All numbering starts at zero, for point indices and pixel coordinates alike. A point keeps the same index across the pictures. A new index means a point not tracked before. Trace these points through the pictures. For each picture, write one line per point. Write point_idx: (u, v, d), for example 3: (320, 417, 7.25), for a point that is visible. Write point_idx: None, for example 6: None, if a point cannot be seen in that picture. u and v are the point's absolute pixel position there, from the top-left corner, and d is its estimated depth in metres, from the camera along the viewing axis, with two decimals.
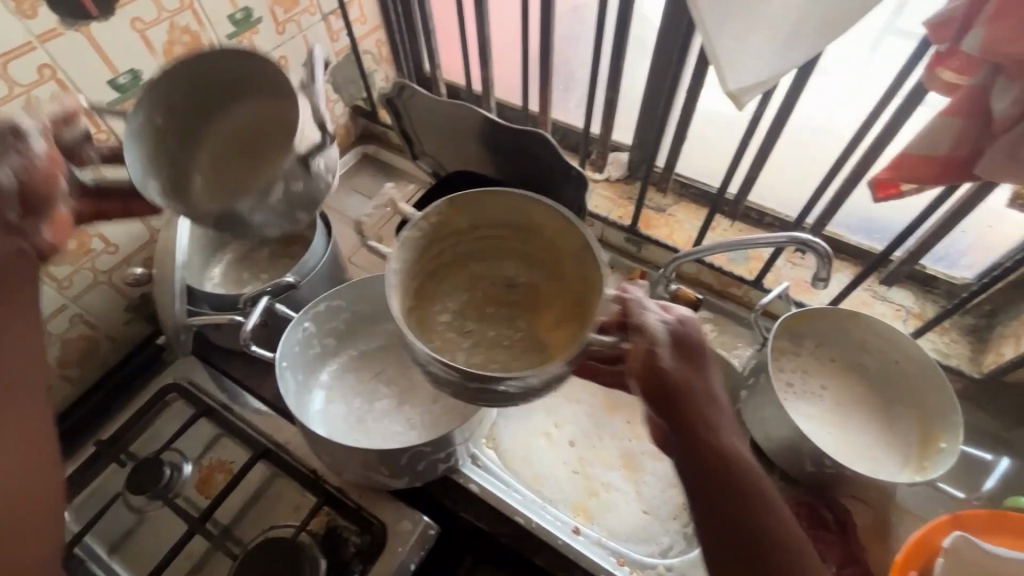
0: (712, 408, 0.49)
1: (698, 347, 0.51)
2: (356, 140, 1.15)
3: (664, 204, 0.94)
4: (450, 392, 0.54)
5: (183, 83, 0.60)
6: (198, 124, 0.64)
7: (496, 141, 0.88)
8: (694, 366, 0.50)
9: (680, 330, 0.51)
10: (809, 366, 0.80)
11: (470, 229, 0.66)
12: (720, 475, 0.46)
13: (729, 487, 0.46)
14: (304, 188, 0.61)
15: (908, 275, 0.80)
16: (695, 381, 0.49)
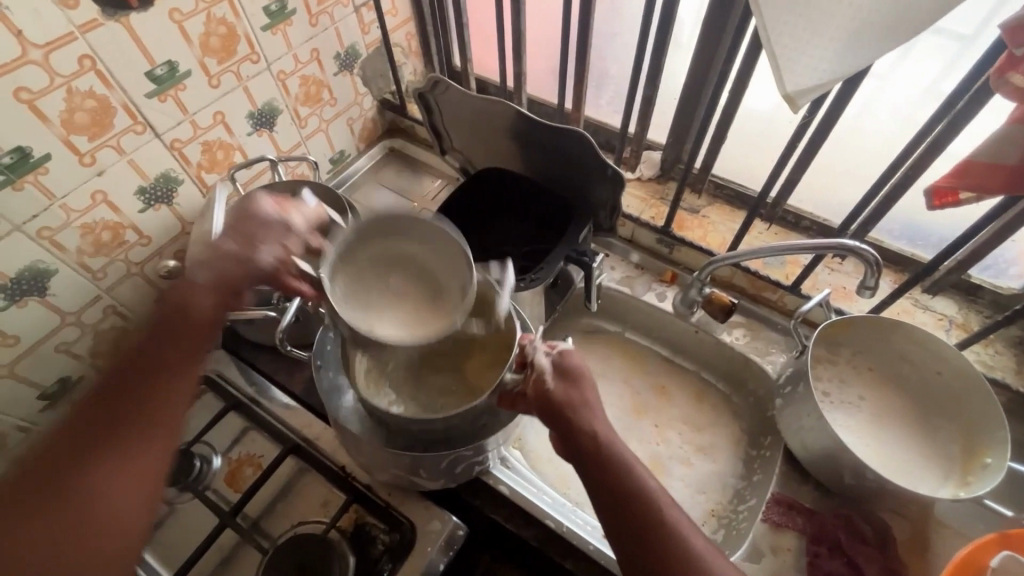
0: (599, 415, 0.55)
1: (580, 367, 0.58)
2: (383, 133, 1.13)
3: (698, 205, 0.93)
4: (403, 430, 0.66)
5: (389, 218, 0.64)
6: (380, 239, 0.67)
7: (530, 137, 0.87)
8: (579, 386, 0.57)
9: (565, 358, 0.58)
10: (846, 375, 0.78)
11: None
12: (600, 470, 0.51)
13: (610, 483, 0.51)
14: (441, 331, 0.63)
15: (952, 283, 0.78)
16: (580, 398, 0.56)
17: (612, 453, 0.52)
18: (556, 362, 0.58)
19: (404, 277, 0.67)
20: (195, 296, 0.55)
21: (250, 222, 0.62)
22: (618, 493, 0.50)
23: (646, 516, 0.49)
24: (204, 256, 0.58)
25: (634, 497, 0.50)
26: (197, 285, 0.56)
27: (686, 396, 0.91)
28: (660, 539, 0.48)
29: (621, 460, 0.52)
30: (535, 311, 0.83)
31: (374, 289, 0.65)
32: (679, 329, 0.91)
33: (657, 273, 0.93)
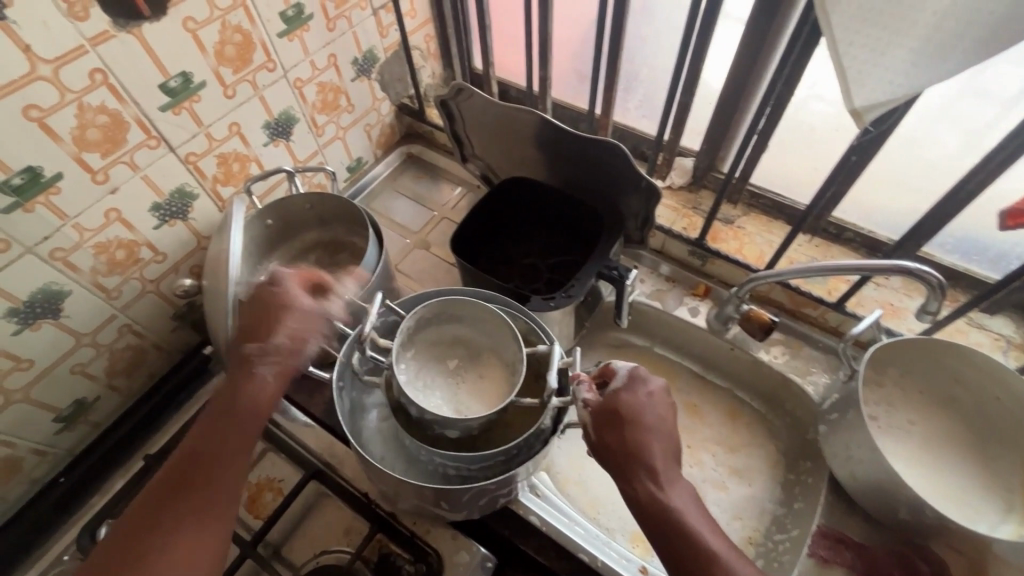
0: (650, 466, 0.54)
1: (618, 408, 0.56)
2: (400, 138, 1.10)
3: (733, 215, 0.88)
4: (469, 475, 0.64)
5: (439, 313, 0.71)
6: (433, 330, 0.72)
7: (558, 146, 0.82)
8: (618, 431, 0.55)
9: (601, 403, 0.57)
10: (893, 399, 0.74)
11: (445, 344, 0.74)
12: (648, 522, 0.52)
13: (660, 538, 0.52)
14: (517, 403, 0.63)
15: (1011, 302, 0.73)
16: (620, 446, 0.55)
17: (659, 511, 0.52)
18: (601, 403, 0.57)
19: (458, 355, 0.72)
20: (258, 395, 0.55)
21: (295, 312, 0.58)
22: (667, 549, 0.51)
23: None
24: (259, 351, 0.56)
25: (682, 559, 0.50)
26: (256, 380, 0.56)
27: (720, 414, 0.87)
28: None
29: (670, 518, 0.51)
30: (563, 329, 0.80)
31: (434, 369, 0.71)
32: (713, 345, 0.87)
33: (689, 286, 0.89)
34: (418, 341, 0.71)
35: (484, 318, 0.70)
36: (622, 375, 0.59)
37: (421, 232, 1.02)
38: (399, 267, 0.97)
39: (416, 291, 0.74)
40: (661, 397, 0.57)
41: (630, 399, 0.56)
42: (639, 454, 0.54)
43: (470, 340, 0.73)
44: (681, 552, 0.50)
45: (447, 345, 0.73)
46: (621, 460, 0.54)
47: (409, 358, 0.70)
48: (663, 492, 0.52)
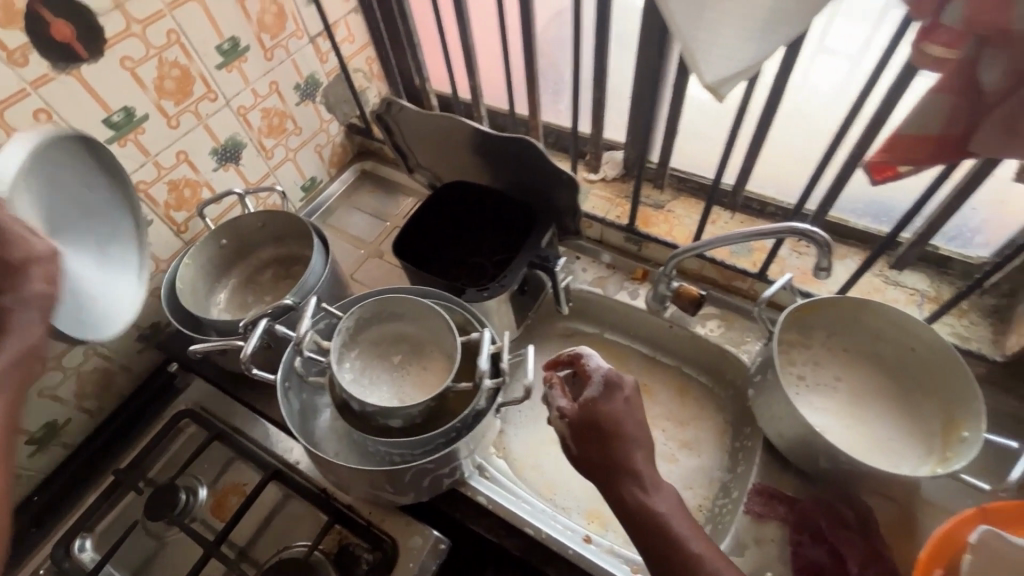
0: (634, 472, 0.57)
1: (596, 419, 0.60)
2: (353, 157, 1.15)
3: (663, 200, 0.93)
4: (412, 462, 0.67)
5: (377, 312, 0.75)
6: (374, 330, 0.76)
7: (491, 148, 0.87)
8: (599, 441, 0.59)
9: (578, 416, 0.61)
10: (820, 358, 0.78)
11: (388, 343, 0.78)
12: (633, 529, 0.56)
13: (645, 544, 0.55)
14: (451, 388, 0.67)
15: (916, 257, 0.78)
16: (600, 456, 0.59)
17: (644, 518, 0.55)
18: (579, 412, 0.61)
19: (401, 351, 0.76)
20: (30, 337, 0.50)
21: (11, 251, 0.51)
22: (651, 553, 0.55)
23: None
24: (12, 302, 0.49)
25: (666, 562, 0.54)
26: (17, 327, 0.49)
27: (669, 391, 0.90)
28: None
29: (654, 524, 0.55)
30: (503, 319, 0.84)
31: (378, 366, 0.75)
32: (654, 325, 0.91)
33: (627, 271, 0.93)
34: (362, 341, 0.75)
35: (423, 314, 0.74)
36: (597, 386, 0.62)
37: (375, 242, 1.06)
38: (355, 277, 1.02)
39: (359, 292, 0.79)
40: (636, 402, 0.61)
41: (606, 408, 0.60)
42: (622, 462, 0.58)
43: (413, 337, 0.77)
44: (665, 555, 0.54)
45: (390, 343, 0.77)
46: (604, 468, 0.58)
47: (352, 357, 0.74)
48: (647, 497, 0.56)
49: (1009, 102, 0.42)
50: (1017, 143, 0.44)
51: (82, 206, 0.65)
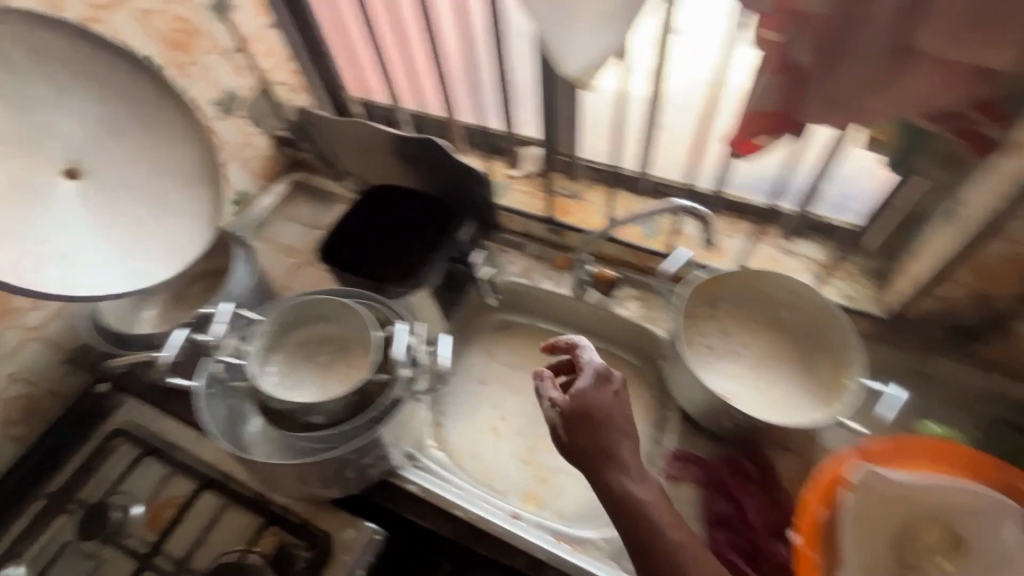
0: (621, 462, 0.59)
1: (587, 408, 0.61)
2: (285, 169, 1.16)
3: (581, 191, 0.97)
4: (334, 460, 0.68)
5: (298, 314, 0.78)
6: (299, 334, 0.78)
7: (412, 153, 0.91)
8: (592, 431, 0.60)
9: (571, 407, 0.61)
10: (728, 327, 0.83)
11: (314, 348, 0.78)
12: (619, 515, 0.57)
13: (630, 530, 0.56)
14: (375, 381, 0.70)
15: (807, 226, 0.83)
16: (592, 445, 0.60)
17: (636, 505, 0.57)
18: (570, 402, 0.62)
19: (328, 351, 0.77)
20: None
21: None
22: (636, 539, 0.56)
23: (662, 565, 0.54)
24: None
25: (652, 549, 0.55)
26: None
27: None
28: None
29: (642, 512, 0.56)
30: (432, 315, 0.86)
31: (303, 367, 0.76)
32: (583, 312, 0.92)
33: (551, 260, 0.97)
34: (288, 345, 0.77)
35: (346, 314, 0.76)
36: (593, 377, 0.63)
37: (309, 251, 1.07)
38: (289, 285, 1.02)
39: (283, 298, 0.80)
40: (624, 395, 0.63)
41: (604, 401, 0.62)
42: (610, 452, 0.59)
43: (339, 337, 0.78)
44: (647, 542, 0.55)
45: (316, 345, 0.78)
46: (595, 458, 0.59)
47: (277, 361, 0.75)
48: (634, 487, 0.58)
49: (823, 79, 0.48)
50: (834, 113, 0.49)
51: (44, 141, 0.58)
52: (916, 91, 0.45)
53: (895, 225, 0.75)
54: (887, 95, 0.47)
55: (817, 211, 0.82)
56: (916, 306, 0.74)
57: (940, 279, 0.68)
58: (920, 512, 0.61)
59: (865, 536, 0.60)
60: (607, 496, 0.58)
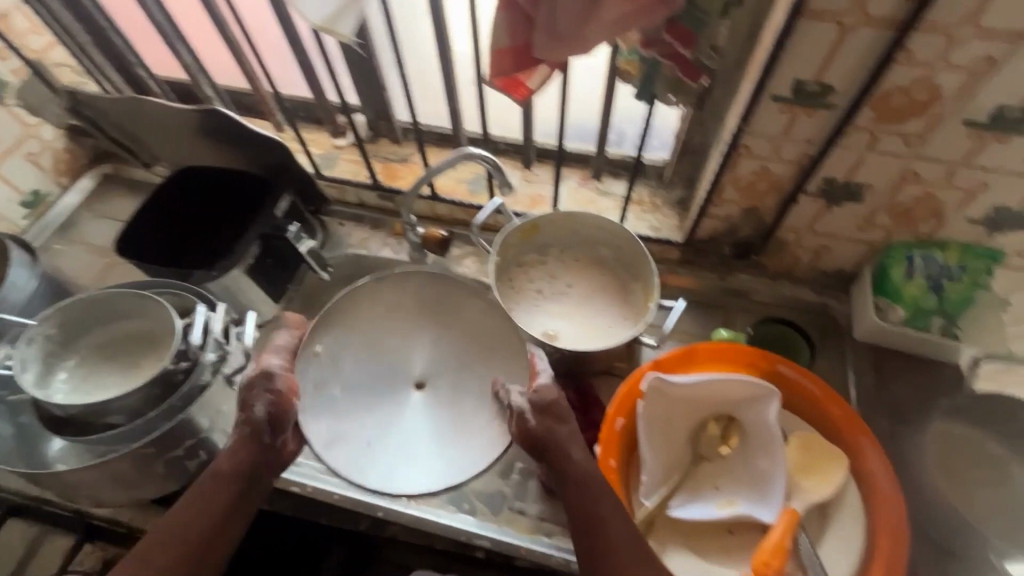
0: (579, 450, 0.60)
1: (554, 398, 0.63)
2: (88, 162, 1.04)
3: (409, 154, 0.96)
4: (135, 464, 0.62)
5: (86, 314, 0.70)
6: (92, 331, 0.72)
7: (215, 131, 0.83)
8: (558, 420, 0.62)
9: (541, 399, 0.63)
10: (555, 270, 0.86)
11: (110, 344, 0.73)
12: (568, 492, 0.58)
13: (577, 508, 0.57)
14: (181, 369, 0.65)
15: (612, 165, 0.88)
16: (559, 432, 0.61)
17: (589, 483, 0.58)
18: (542, 398, 0.63)
19: (128, 350, 0.72)
20: (225, 463, 0.59)
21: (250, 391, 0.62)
22: (583, 514, 0.57)
23: (601, 547, 0.55)
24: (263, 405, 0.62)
25: (596, 529, 0.55)
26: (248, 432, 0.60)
27: None
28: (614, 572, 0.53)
29: (592, 493, 0.57)
30: (257, 296, 0.82)
31: (101, 369, 0.71)
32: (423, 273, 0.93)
33: (387, 227, 0.96)
34: (83, 345, 0.72)
35: (144, 308, 0.71)
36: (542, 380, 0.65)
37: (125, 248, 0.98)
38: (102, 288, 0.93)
39: (64, 300, 0.69)
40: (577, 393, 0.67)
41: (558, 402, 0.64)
42: (567, 440, 0.61)
43: (141, 332, 0.73)
44: (593, 535, 0.55)
45: (113, 344, 0.73)
46: (556, 446, 0.60)
47: (69, 363, 0.70)
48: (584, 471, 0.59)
49: (542, 11, 0.50)
50: (560, 45, 0.51)
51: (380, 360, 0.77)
52: (618, 15, 0.49)
53: (682, 155, 0.82)
54: (599, 20, 0.49)
55: (622, 151, 0.87)
56: (705, 228, 0.81)
57: (714, 200, 0.75)
58: (706, 407, 0.68)
59: (658, 437, 0.66)
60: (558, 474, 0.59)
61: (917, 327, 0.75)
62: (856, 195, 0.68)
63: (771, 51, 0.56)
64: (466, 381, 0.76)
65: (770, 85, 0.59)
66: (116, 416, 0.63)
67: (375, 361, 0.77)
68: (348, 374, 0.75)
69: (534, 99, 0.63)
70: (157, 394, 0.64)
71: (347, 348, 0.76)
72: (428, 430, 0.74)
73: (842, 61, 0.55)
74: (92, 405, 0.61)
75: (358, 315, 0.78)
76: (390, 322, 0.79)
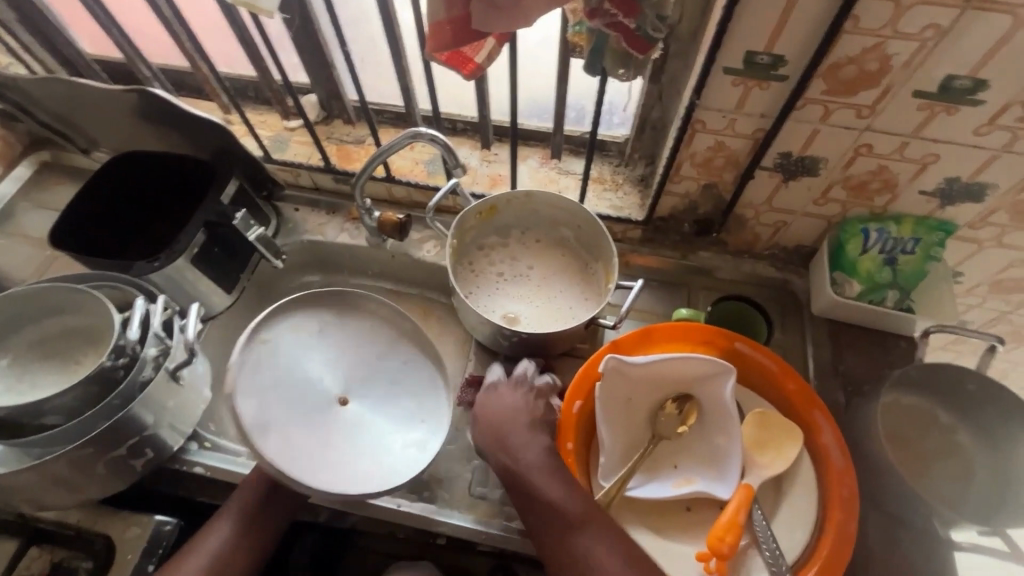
0: (506, 446, 0.64)
1: (485, 406, 0.68)
2: (24, 150, 0.98)
3: (363, 134, 0.92)
4: (71, 466, 0.59)
5: (14, 312, 0.67)
6: (25, 329, 0.69)
7: (153, 113, 0.78)
8: (487, 424, 0.66)
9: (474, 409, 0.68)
10: (516, 252, 0.85)
11: (45, 342, 0.69)
12: (520, 481, 0.60)
13: (529, 495, 0.59)
14: (118, 365, 0.62)
15: (571, 143, 0.87)
16: (490, 436, 0.65)
17: (536, 466, 0.61)
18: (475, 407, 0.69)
19: (65, 347, 0.69)
20: (237, 539, 0.67)
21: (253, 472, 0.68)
22: (535, 499, 0.59)
23: (557, 526, 0.58)
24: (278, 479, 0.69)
25: (546, 512, 0.58)
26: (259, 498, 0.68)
27: (413, 316, 0.92)
28: (570, 547, 0.57)
29: (540, 478, 0.60)
30: (205, 287, 0.79)
31: (37, 368, 0.68)
32: (382, 258, 0.91)
33: (345, 212, 0.93)
34: (18, 344, 0.68)
35: (80, 301, 0.68)
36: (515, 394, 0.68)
37: None
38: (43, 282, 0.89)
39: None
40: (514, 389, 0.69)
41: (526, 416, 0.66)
42: (497, 441, 0.64)
43: (78, 329, 0.70)
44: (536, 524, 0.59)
45: (48, 341, 0.69)
46: (488, 448, 0.65)
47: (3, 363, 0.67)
48: (516, 464, 0.62)
49: None
50: (498, 13, 0.48)
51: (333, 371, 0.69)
52: None
53: (641, 131, 0.80)
54: None
55: (580, 128, 0.86)
56: (665, 207, 0.80)
57: (673, 177, 0.74)
58: (664, 386, 0.68)
59: (616, 417, 0.66)
60: (508, 467, 0.62)
61: (873, 301, 0.75)
62: (812, 169, 0.68)
63: (721, 21, 0.54)
64: (401, 401, 0.70)
65: (721, 57, 0.58)
66: (51, 418, 0.60)
67: (326, 360, 0.70)
68: (287, 371, 0.66)
69: (481, 74, 0.60)
70: (95, 393, 0.61)
71: (297, 347, 0.69)
72: (349, 440, 0.66)
73: (792, 30, 0.54)
74: (21, 407, 0.57)
75: (311, 316, 0.71)
76: (343, 330, 0.72)
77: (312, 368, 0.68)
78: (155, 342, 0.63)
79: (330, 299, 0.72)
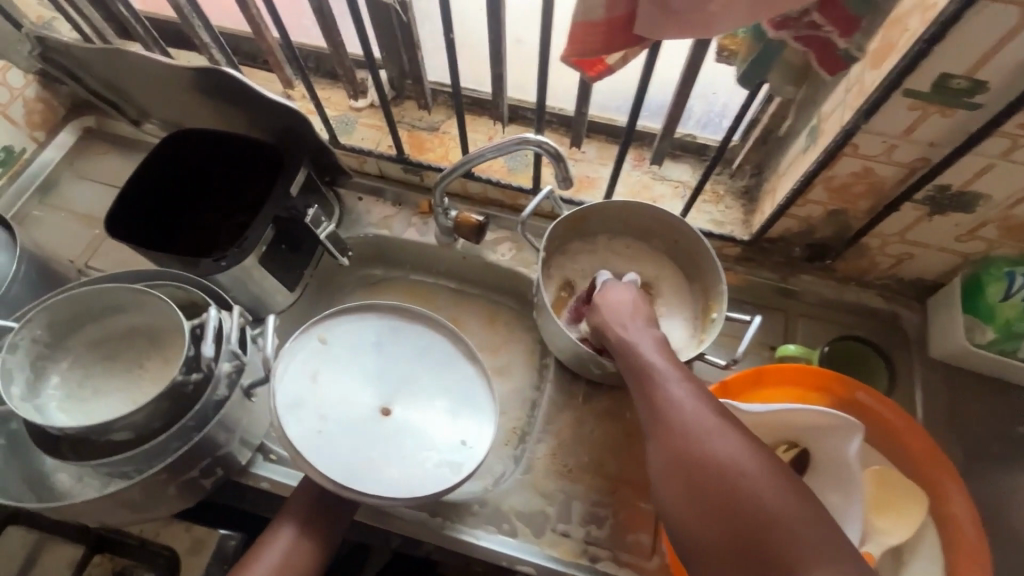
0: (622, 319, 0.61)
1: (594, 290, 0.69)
2: (65, 114, 0.90)
3: (437, 121, 0.84)
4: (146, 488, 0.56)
5: (73, 314, 0.61)
6: (84, 328, 0.63)
7: (215, 88, 0.69)
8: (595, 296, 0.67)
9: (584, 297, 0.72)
10: (605, 260, 0.78)
11: (105, 343, 0.64)
12: (629, 357, 0.56)
13: (634, 364, 0.55)
14: (191, 381, 0.56)
15: (675, 147, 0.78)
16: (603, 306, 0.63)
17: (644, 342, 0.57)
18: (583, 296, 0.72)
19: (129, 349, 0.64)
20: (294, 551, 0.61)
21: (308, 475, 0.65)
22: (635, 367, 0.55)
23: (650, 375, 0.53)
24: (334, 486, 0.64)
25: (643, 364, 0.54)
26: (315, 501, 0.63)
27: (480, 321, 0.85)
28: (659, 398, 0.51)
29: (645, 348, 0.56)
30: (269, 285, 0.73)
31: (101, 373, 0.63)
32: (451, 258, 0.85)
33: (413, 205, 0.86)
34: (78, 345, 0.63)
35: (144, 304, 0.62)
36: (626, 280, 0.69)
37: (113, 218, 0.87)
38: (90, 265, 0.82)
39: (46, 300, 0.58)
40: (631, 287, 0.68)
41: (643, 308, 0.63)
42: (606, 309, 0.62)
43: (140, 329, 0.65)
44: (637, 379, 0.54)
45: (111, 343, 0.64)
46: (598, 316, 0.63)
47: (63, 368, 0.62)
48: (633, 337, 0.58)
49: None
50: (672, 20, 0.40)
51: (380, 381, 0.66)
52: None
53: (757, 141, 0.72)
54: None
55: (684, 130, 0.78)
56: (777, 229, 0.72)
57: (798, 200, 0.66)
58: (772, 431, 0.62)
59: None
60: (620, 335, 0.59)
61: (1003, 352, 0.68)
62: (969, 206, 0.59)
63: (924, 40, 0.45)
64: (447, 415, 0.65)
65: (909, 79, 0.49)
66: (119, 434, 0.55)
67: (377, 370, 0.67)
68: (335, 376, 0.65)
69: (606, 75, 0.51)
70: (166, 409, 0.56)
71: (347, 354, 0.67)
72: (390, 446, 0.62)
73: (1009, 55, 0.45)
74: (90, 426, 0.52)
75: (366, 323, 0.69)
76: (393, 338, 0.69)
77: (356, 375, 0.66)
78: (229, 356, 0.58)
79: (392, 310, 0.70)
